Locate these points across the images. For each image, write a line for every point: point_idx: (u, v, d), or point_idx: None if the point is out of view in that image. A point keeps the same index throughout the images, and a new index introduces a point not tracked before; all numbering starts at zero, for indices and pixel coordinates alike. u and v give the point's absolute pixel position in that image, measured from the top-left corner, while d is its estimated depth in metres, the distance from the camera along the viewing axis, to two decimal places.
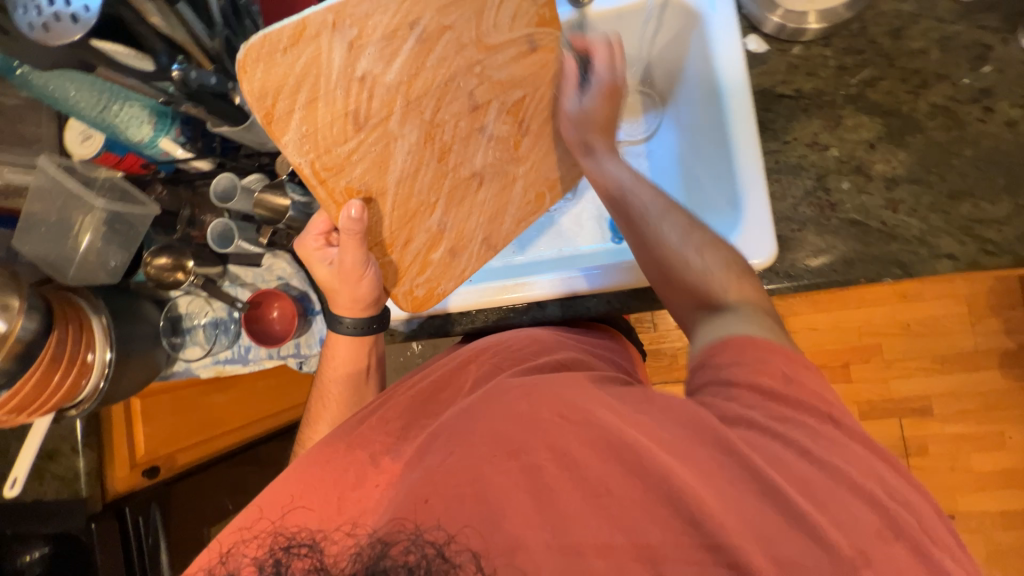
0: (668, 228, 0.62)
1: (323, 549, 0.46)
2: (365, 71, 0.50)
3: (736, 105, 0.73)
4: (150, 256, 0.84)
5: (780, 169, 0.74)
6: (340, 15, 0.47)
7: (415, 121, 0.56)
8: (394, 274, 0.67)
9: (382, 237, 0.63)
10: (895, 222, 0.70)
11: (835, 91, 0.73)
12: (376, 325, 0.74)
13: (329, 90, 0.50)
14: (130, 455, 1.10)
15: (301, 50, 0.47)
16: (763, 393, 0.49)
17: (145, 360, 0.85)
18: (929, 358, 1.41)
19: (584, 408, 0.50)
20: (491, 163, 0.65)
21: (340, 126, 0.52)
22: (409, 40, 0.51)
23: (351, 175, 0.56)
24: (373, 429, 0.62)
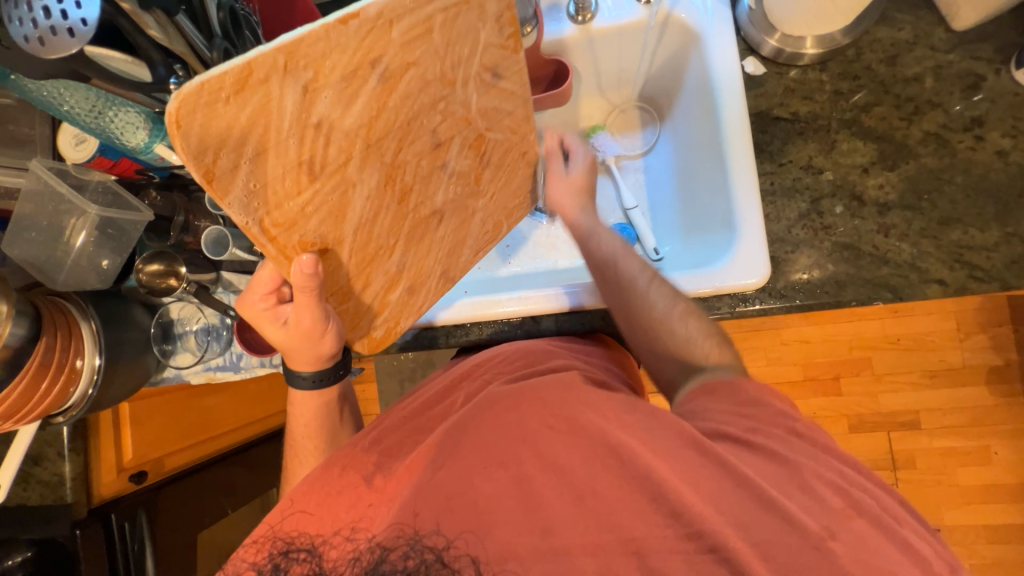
0: (655, 293, 0.67)
1: (322, 554, 0.49)
2: (322, 118, 0.42)
3: (734, 125, 0.74)
4: (142, 262, 0.83)
5: (775, 191, 0.75)
6: (295, 54, 0.38)
7: (376, 167, 0.49)
8: (349, 316, 0.62)
9: (336, 283, 0.57)
10: (887, 246, 0.71)
11: (831, 115, 0.74)
12: (341, 371, 0.73)
13: (280, 141, 0.41)
14: (117, 460, 1.09)
15: (245, 98, 0.37)
16: (734, 412, 0.55)
17: (135, 367, 0.84)
18: (918, 373, 1.42)
19: (570, 412, 0.52)
20: (452, 199, 0.61)
21: (292, 179, 0.44)
22: (374, 83, 0.43)
23: (306, 230, 0.48)
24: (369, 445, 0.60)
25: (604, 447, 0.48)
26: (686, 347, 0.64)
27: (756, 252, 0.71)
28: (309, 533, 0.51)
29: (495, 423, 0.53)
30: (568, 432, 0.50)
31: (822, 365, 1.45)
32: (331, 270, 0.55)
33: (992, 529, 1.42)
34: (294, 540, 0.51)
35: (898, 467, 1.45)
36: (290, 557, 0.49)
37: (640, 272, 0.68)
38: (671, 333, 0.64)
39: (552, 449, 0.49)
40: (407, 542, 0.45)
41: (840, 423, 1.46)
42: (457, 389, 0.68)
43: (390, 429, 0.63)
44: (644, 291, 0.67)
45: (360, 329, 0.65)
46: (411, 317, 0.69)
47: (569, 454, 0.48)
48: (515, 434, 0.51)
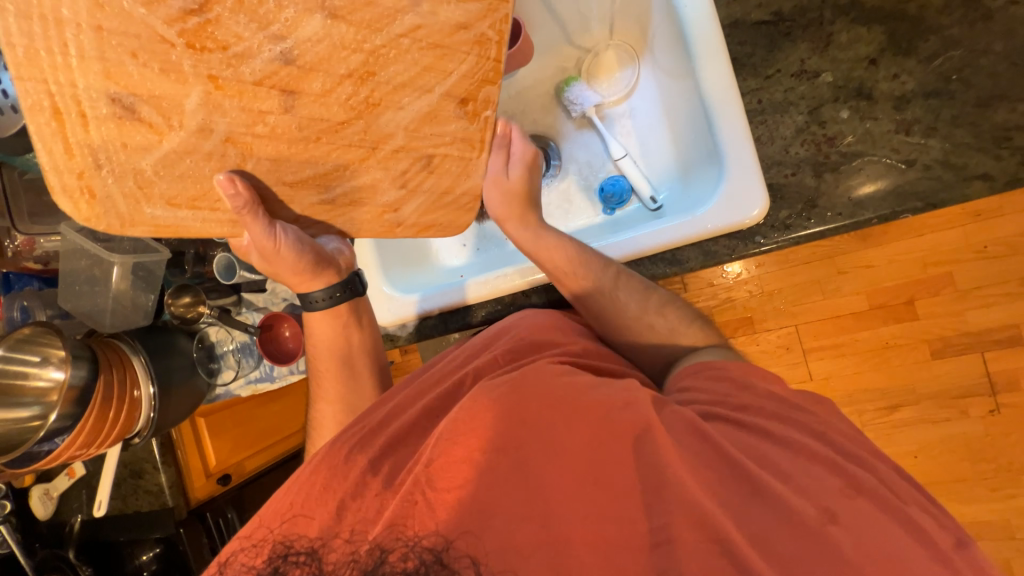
0: (623, 295, 0.69)
1: (322, 557, 0.46)
2: (137, 169, 0.45)
3: (705, 45, 0.65)
4: (173, 297, 0.93)
5: (764, 109, 0.65)
6: (37, 68, 0.38)
7: (149, 28, 0.40)
8: (368, 147, 0.53)
9: (321, 117, 0.49)
10: (910, 146, 0.60)
11: (822, 4, 0.62)
12: (343, 291, 0.72)
13: (130, 164, 0.45)
14: (204, 466, 1.26)
15: (83, 164, 0.43)
16: (728, 404, 0.54)
17: (187, 388, 0.95)
18: (1016, 282, 1.21)
19: (577, 393, 0.50)
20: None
21: (166, 162, 0.46)
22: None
23: (259, 129, 0.47)
24: (370, 437, 0.57)
25: (607, 426, 0.48)
26: (666, 344, 0.69)
27: (751, 185, 0.64)
28: (309, 536, 0.48)
29: (493, 409, 0.49)
30: (574, 414, 0.48)
31: (890, 289, 1.27)
32: (306, 121, 0.49)
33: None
34: (294, 544, 0.48)
35: (998, 391, 1.28)
36: (289, 561, 0.46)
37: (602, 274, 0.69)
38: (649, 330, 0.70)
39: (555, 432, 0.47)
40: (406, 544, 0.43)
41: (919, 349, 1.30)
42: (461, 371, 0.64)
43: (396, 412, 0.61)
44: (613, 293, 0.69)
45: (382, 156, 0.54)
46: (423, 100, 0.52)
47: (567, 436, 0.47)
48: (518, 416, 0.49)
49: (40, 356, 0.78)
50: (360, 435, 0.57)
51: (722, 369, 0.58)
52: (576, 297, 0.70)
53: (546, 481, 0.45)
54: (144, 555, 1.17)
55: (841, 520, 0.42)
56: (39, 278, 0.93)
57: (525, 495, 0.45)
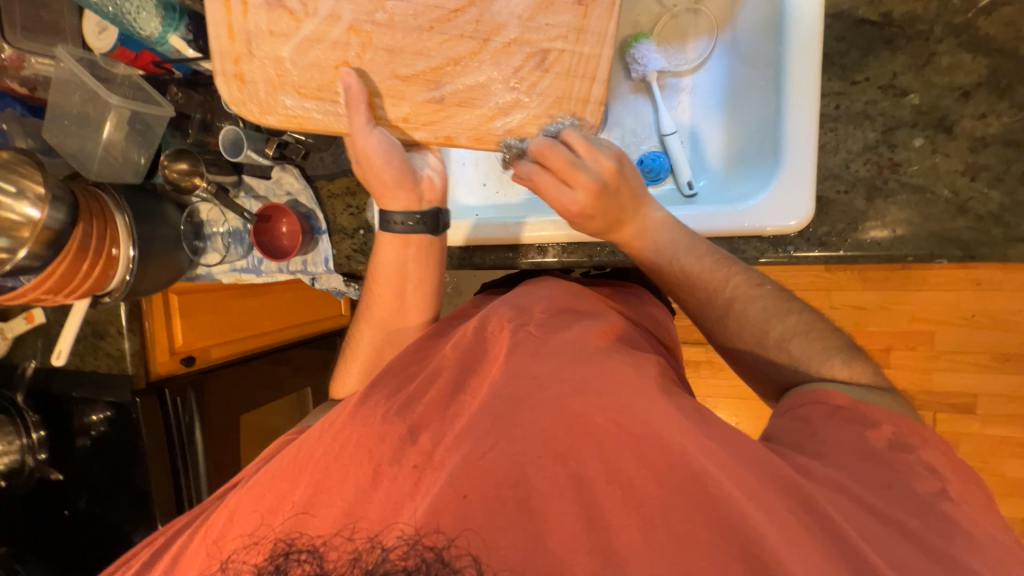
0: (748, 306, 0.60)
1: (322, 554, 0.43)
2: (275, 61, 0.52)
3: (800, 31, 0.60)
4: (169, 160, 0.86)
5: (839, 117, 0.62)
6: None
7: None
8: (479, 38, 0.55)
9: (436, 5, 0.53)
10: (971, 192, 0.58)
11: (936, 18, 0.57)
12: (428, 223, 0.68)
13: (270, 51, 0.52)
14: (169, 343, 1.24)
15: (239, 49, 0.52)
16: (864, 455, 0.47)
17: (168, 261, 0.90)
18: (992, 355, 1.25)
19: (642, 420, 0.45)
20: None
21: (301, 49, 0.52)
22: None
23: (380, 15, 0.52)
24: (402, 404, 0.53)
25: (677, 458, 0.43)
26: (798, 373, 0.57)
27: (799, 193, 0.61)
28: (309, 534, 0.44)
29: (551, 413, 0.47)
30: (638, 439, 0.45)
31: (876, 334, 1.29)
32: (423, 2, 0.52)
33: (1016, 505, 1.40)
34: (295, 540, 0.44)
35: None
36: (291, 559, 0.43)
37: (729, 283, 0.61)
38: (781, 357, 0.58)
39: (619, 459, 0.44)
40: (405, 541, 0.42)
41: None
42: (497, 343, 0.58)
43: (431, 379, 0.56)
44: (743, 304, 0.60)
45: (495, 50, 0.56)
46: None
47: (636, 466, 0.44)
48: (577, 428, 0.46)
49: (15, 188, 0.72)
50: (395, 400, 0.54)
51: (867, 413, 0.50)
52: (661, 273, 0.65)
53: (601, 497, 0.43)
54: (94, 416, 1.14)
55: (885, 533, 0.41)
56: (23, 104, 0.83)
57: (576, 498, 0.44)
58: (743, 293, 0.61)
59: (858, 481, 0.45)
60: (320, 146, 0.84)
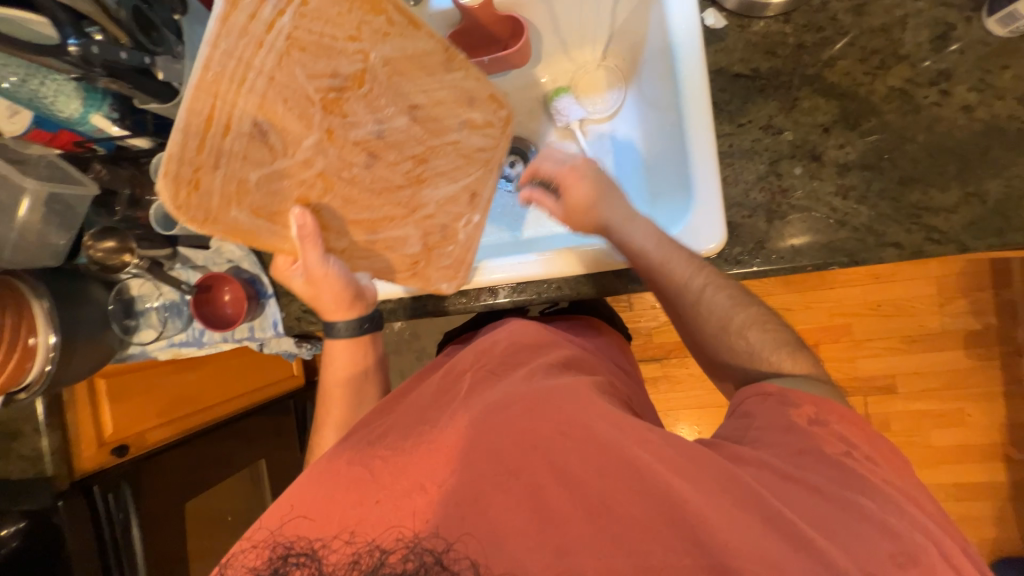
0: (712, 296, 0.66)
1: (321, 557, 0.48)
2: (234, 183, 0.48)
3: (691, 83, 0.70)
4: (93, 239, 0.81)
5: (734, 153, 0.72)
6: (215, 86, 0.44)
7: (298, 85, 0.49)
8: (410, 208, 0.64)
9: (387, 179, 0.60)
10: (845, 209, 0.68)
11: (793, 71, 0.69)
12: (369, 325, 0.75)
13: (239, 171, 0.49)
14: (97, 434, 1.12)
15: (204, 161, 0.46)
16: (783, 427, 0.56)
17: (96, 344, 0.84)
18: (899, 339, 1.53)
19: (584, 423, 0.52)
20: (434, 96, 0.61)
21: (268, 178, 0.51)
22: (260, 30, 0.45)
23: (346, 175, 0.56)
24: (381, 437, 0.57)
25: (618, 457, 0.50)
26: (749, 357, 0.66)
27: (712, 219, 0.69)
28: (309, 537, 0.50)
29: (507, 430, 0.52)
30: (585, 443, 0.51)
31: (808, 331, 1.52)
32: (375, 177, 0.59)
33: (942, 469, 1.57)
34: (294, 545, 0.50)
35: None
36: (290, 561, 0.48)
37: (691, 274, 0.66)
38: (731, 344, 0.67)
39: (565, 460, 0.50)
40: (407, 546, 0.47)
41: None
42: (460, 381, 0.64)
43: (399, 421, 0.59)
44: (698, 298, 0.67)
45: (419, 217, 0.66)
46: (455, 185, 0.67)
47: (581, 464, 0.49)
48: (526, 440, 0.51)
49: None
50: (370, 435, 0.58)
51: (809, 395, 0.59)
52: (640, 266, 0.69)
53: (555, 504, 0.48)
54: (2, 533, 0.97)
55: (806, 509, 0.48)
56: None
57: (534, 510, 0.48)
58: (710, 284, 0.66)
59: (776, 457, 0.53)
60: None
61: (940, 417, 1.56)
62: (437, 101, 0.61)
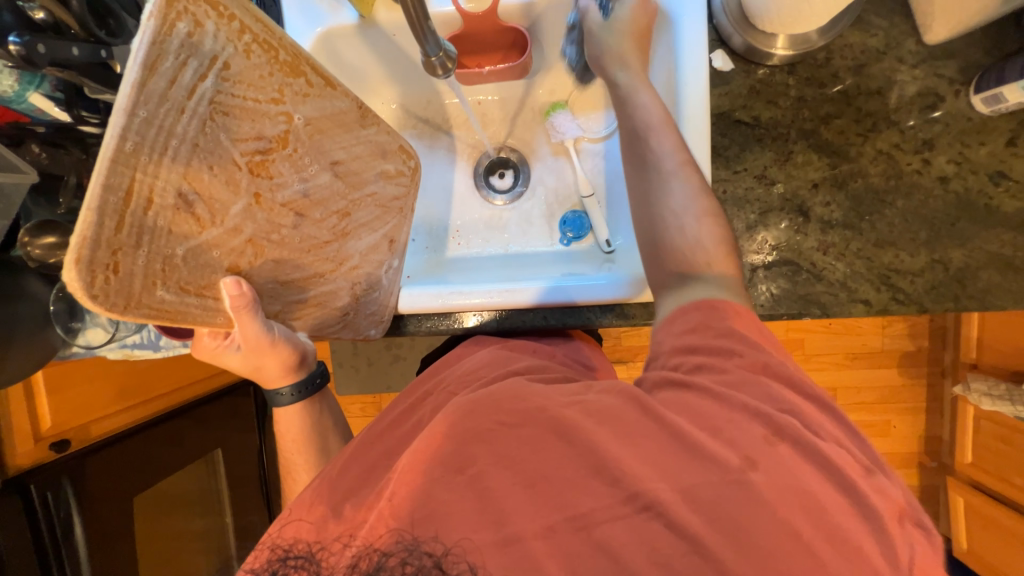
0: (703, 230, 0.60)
1: (322, 559, 0.52)
2: (161, 263, 0.45)
3: (693, 125, 0.69)
4: (30, 235, 0.71)
5: (726, 200, 0.72)
6: (134, 157, 0.40)
7: (227, 152, 0.47)
8: (338, 262, 0.65)
9: (315, 236, 0.60)
10: (823, 264, 0.71)
11: (791, 124, 0.70)
12: (319, 381, 0.76)
13: (164, 248, 0.45)
14: (33, 429, 1.05)
15: (124, 241, 0.41)
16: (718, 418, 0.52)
17: (34, 344, 0.76)
18: (843, 355, 1.66)
19: (536, 404, 0.52)
20: (355, 155, 0.65)
21: (196, 250, 0.47)
22: (182, 95, 0.42)
23: (274, 236, 0.55)
24: (357, 459, 0.61)
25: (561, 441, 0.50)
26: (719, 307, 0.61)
27: None
28: (307, 540, 0.54)
29: (445, 432, 0.52)
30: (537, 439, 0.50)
31: None
32: (304, 236, 0.59)
33: None
34: (293, 547, 0.53)
35: None
36: (289, 564, 0.52)
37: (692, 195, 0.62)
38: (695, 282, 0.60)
39: (507, 449, 0.50)
40: (406, 548, 0.48)
41: None
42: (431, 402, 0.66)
43: (370, 445, 0.63)
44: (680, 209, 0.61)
45: (347, 270, 0.67)
46: (375, 235, 0.72)
47: (526, 451, 0.50)
48: (468, 437, 0.51)
49: None
50: (350, 454, 0.62)
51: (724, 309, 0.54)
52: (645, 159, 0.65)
53: (536, 545, 0.45)
54: None
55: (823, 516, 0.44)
56: None
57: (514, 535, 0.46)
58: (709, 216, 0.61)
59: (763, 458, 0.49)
60: None
61: (870, 427, 1.71)
62: (353, 162, 0.64)
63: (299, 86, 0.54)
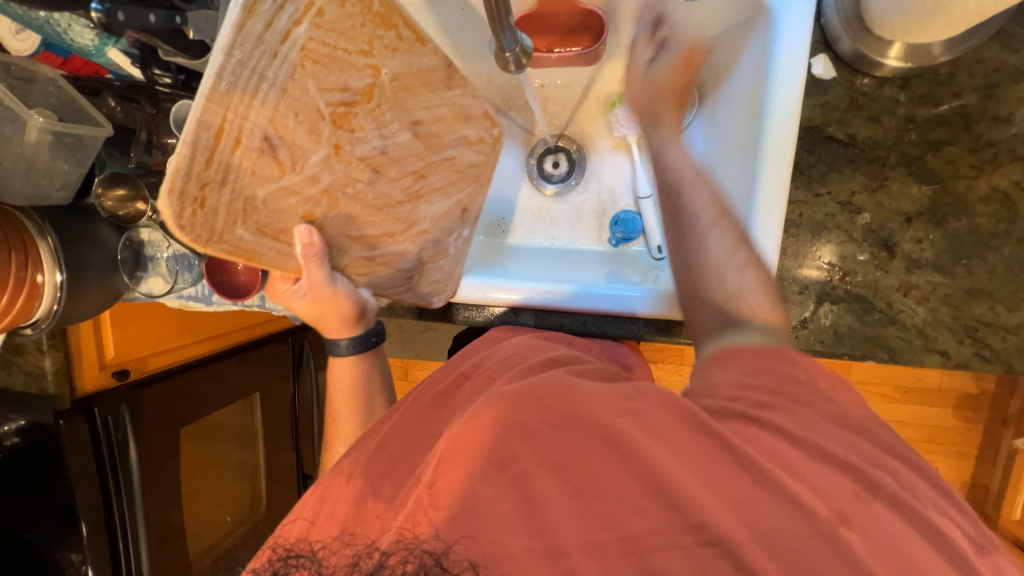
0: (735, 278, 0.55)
1: (322, 560, 0.51)
2: (242, 203, 0.48)
3: (776, 139, 0.62)
4: (104, 186, 0.77)
5: (801, 224, 0.66)
6: (228, 98, 0.43)
7: (312, 101, 0.49)
8: (408, 224, 0.66)
9: (388, 195, 0.61)
10: (901, 306, 0.64)
11: (892, 147, 0.62)
12: (374, 338, 0.78)
13: (247, 188, 0.48)
14: (98, 357, 1.13)
15: (213, 176, 0.45)
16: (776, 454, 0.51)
17: (104, 287, 0.81)
18: (892, 388, 1.56)
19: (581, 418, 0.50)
20: (437, 117, 0.63)
21: (276, 194, 0.50)
22: (276, 40, 0.44)
23: (350, 190, 0.56)
24: (376, 451, 0.61)
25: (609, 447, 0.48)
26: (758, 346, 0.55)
27: None
28: (308, 540, 0.53)
29: (491, 426, 0.51)
30: (584, 451, 0.48)
31: None
32: (377, 194, 0.60)
33: None
34: (294, 546, 0.54)
35: None
36: (290, 563, 0.52)
37: (720, 233, 0.56)
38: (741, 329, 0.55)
39: (552, 450, 0.49)
40: (407, 547, 0.47)
41: None
42: (462, 391, 0.66)
43: (397, 435, 0.63)
44: (704, 235, 0.56)
45: (415, 233, 0.67)
46: (448, 201, 0.71)
47: (567, 453, 0.48)
48: (511, 433, 0.50)
49: None
50: (368, 449, 0.62)
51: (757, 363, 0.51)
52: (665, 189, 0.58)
53: (552, 564, 0.45)
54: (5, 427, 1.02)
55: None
56: None
57: (544, 542, 0.46)
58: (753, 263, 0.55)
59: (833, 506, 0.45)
60: None
61: None
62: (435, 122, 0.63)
63: (387, 40, 0.53)
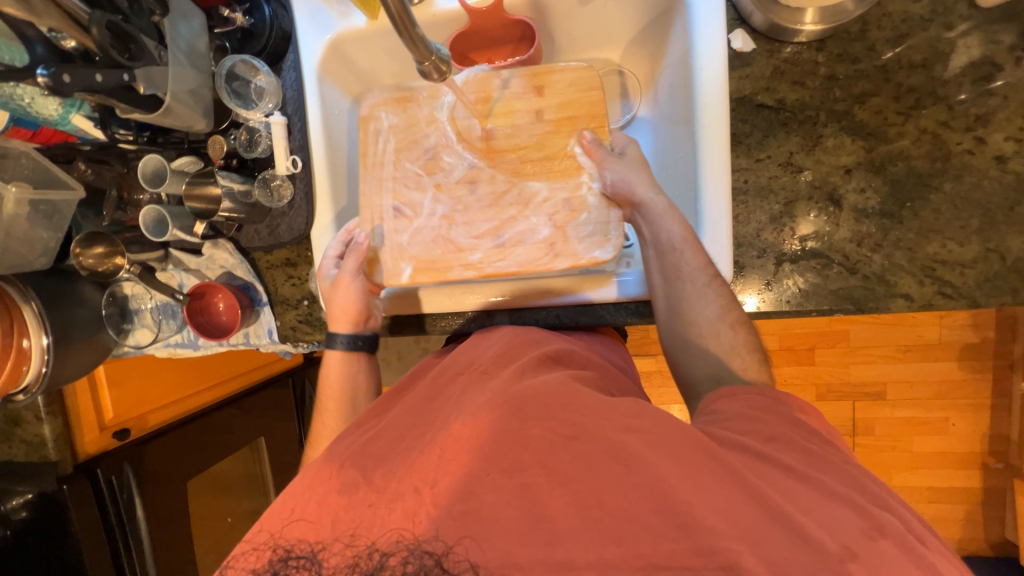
0: (707, 298, 0.65)
1: (321, 561, 0.48)
2: (398, 246, 0.75)
3: (708, 116, 0.66)
4: (82, 246, 0.79)
5: (748, 190, 0.68)
6: (368, 197, 0.76)
7: (407, 170, 0.76)
8: (522, 203, 0.73)
9: (493, 192, 0.74)
10: (858, 256, 0.66)
11: (820, 106, 0.65)
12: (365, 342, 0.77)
13: (395, 238, 0.75)
14: (97, 418, 1.15)
15: (374, 242, 0.75)
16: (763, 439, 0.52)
17: (90, 345, 0.83)
18: (892, 347, 1.55)
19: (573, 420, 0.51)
20: (517, 125, 0.75)
21: (413, 234, 0.75)
22: (375, 151, 0.77)
23: (460, 207, 0.74)
24: (369, 443, 0.57)
25: (608, 452, 0.48)
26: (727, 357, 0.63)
27: (722, 258, 0.67)
28: (308, 540, 0.50)
29: (496, 431, 0.51)
30: (571, 438, 0.50)
31: (799, 336, 1.59)
32: (487, 199, 0.74)
33: (920, 473, 1.61)
34: (294, 547, 0.51)
35: (856, 434, 1.61)
36: (289, 565, 0.49)
37: (696, 268, 0.65)
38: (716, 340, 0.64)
39: (559, 460, 0.48)
40: (407, 548, 0.47)
41: (808, 391, 1.61)
42: (454, 383, 0.64)
43: (392, 427, 0.59)
44: (695, 293, 0.65)
45: (534, 208, 0.73)
46: (557, 170, 0.73)
47: (573, 463, 0.48)
48: (517, 440, 0.50)
49: None
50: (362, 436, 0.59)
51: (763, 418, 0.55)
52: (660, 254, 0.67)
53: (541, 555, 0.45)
54: (14, 500, 1.03)
55: (862, 562, 0.42)
56: None
57: (537, 526, 0.46)
58: (717, 278, 0.65)
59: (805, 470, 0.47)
60: (251, 219, 0.77)
61: (924, 424, 1.58)
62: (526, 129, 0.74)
63: (442, 110, 0.76)
